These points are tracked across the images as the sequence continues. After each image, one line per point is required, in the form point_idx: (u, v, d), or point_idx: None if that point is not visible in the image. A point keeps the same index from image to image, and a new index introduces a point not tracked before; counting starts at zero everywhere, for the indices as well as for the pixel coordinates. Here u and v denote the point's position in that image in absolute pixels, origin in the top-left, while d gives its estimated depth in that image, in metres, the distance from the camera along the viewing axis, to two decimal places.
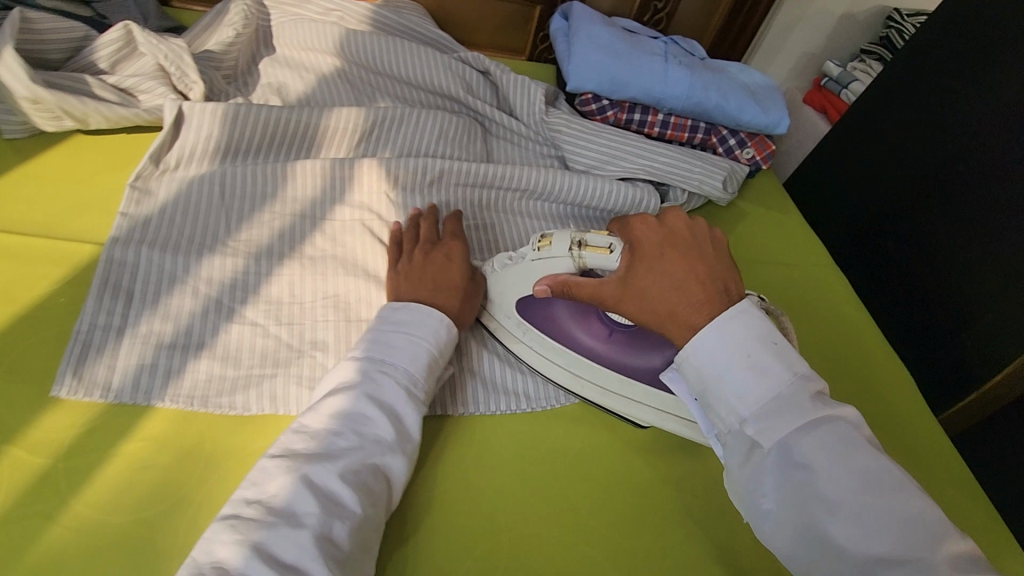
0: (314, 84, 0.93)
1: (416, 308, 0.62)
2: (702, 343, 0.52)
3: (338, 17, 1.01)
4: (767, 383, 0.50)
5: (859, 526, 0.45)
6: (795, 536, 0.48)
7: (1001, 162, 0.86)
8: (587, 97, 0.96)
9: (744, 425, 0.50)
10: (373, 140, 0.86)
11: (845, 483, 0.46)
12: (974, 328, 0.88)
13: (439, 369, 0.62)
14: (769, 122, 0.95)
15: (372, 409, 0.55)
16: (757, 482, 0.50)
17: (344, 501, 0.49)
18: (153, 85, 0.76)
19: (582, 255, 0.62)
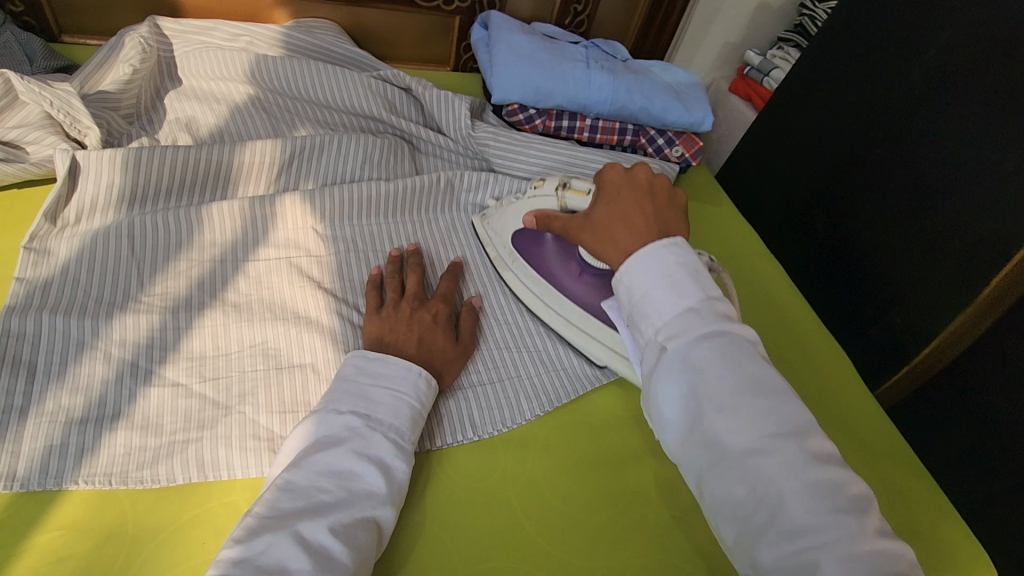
0: (228, 116, 0.89)
1: (394, 360, 0.60)
2: (634, 263, 0.55)
3: (247, 43, 0.96)
4: (682, 297, 0.52)
5: (739, 419, 0.46)
6: (688, 442, 0.48)
7: (913, 144, 0.89)
8: (513, 107, 0.95)
9: (658, 334, 0.52)
10: (294, 170, 0.82)
11: (733, 382, 0.47)
12: (904, 305, 0.91)
13: (423, 422, 0.60)
14: (693, 120, 0.96)
15: (361, 463, 0.52)
16: (661, 393, 0.50)
17: (336, 559, 0.46)
18: (43, 136, 0.73)
19: (564, 195, 0.74)
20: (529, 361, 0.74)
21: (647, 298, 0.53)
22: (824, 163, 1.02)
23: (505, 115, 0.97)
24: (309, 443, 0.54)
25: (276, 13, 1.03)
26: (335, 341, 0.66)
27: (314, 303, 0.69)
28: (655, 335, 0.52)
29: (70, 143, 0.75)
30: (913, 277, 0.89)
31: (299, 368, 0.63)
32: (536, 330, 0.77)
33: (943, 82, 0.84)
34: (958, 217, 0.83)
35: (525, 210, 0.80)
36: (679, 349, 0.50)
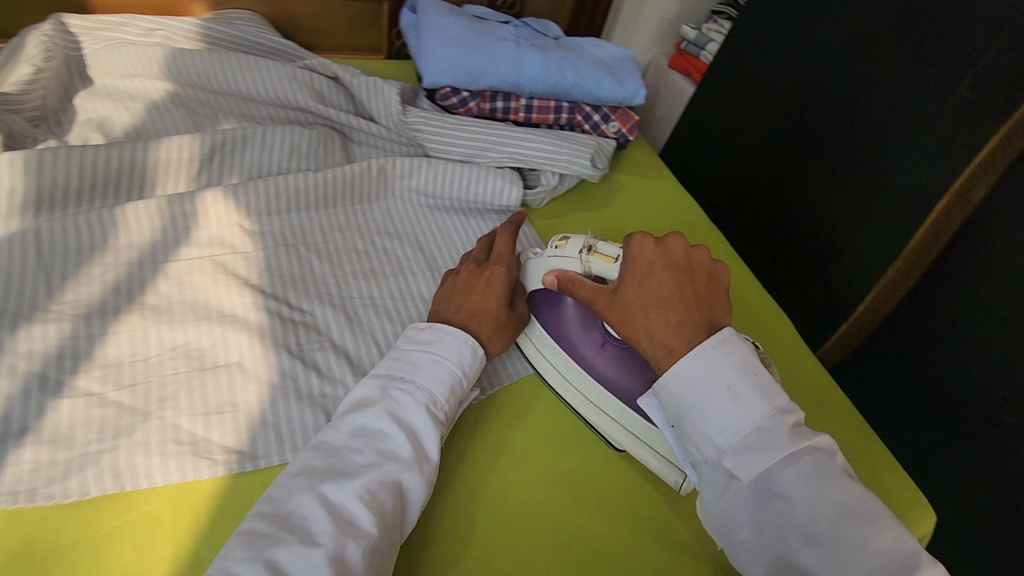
0: (145, 114, 0.85)
1: (444, 330, 0.63)
2: (684, 378, 0.54)
3: (161, 37, 0.92)
4: (749, 417, 0.52)
5: (830, 556, 0.48)
6: (770, 563, 0.52)
7: (840, 106, 0.90)
8: (445, 91, 0.94)
9: (723, 457, 0.52)
10: (217, 166, 0.79)
11: (820, 515, 0.49)
12: (838, 265, 0.93)
13: (463, 390, 0.61)
14: (626, 94, 0.96)
15: (393, 425, 0.54)
16: (734, 514, 0.52)
17: (356, 521, 0.48)
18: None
19: (589, 259, 0.66)
20: None
21: (708, 416, 0.53)
22: (758, 131, 1.03)
23: (438, 99, 0.96)
24: (349, 407, 0.57)
25: (193, 6, 0.99)
26: (264, 337, 0.64)
27: (240, 300, 0.67)
28: (721, 458, 0.52)
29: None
30: (846, 238, 0.91)
31: (224, 368, 0.61)
32: None
33: (863, 44, 0.86)
34: (883, 177, 0.85)
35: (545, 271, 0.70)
36: (752, 475, 0.51)
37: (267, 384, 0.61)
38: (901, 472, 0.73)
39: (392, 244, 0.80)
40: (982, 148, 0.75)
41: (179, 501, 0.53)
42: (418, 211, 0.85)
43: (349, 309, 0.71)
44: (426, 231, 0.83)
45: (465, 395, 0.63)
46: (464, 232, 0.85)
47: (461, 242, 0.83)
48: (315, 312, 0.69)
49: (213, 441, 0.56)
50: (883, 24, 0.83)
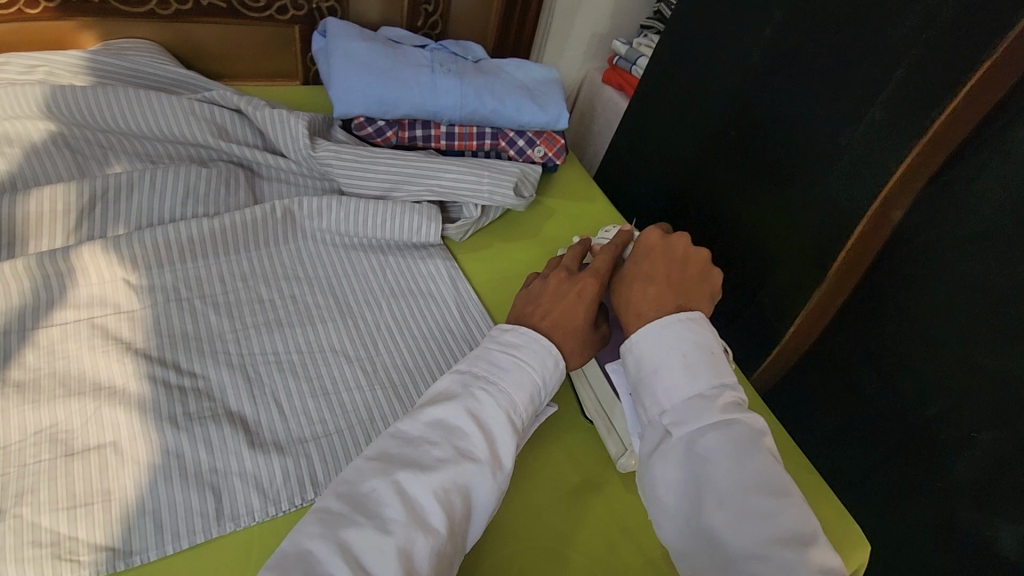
0: (24, 159, 0.78)
1: (536, 340, 0.59)
2: (648, 336, 0.57)
3: (44, 72, 0.84)
4: (694, 382, 0.53)
5: (738, 520, 0.46)
6: (687, 532, 0.49)
7: (762, 123, 0.89)
8: (360, 121, 0.89)
9: (664, 415, 0.53)
10: (101, 215, 0.72)
11: (740, 478, 0.48)
12: (768, 284, 0.92)
13: (542, 399, 0.58)
14: (549, 119, 0.92)
15: (472, 424, 0.52)
16: (660, 475, 0.51)
17: (428, 520, 0.46)
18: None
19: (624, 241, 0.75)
20: (383, 398, 0.67)
21: (656, 375, 0.55)
22: (687, 151, 1.02)
23: (353, 128, 0.91)
24: (429, 396, 0.55)
25: (83, 37, 0.91)
26: (146, 410, 0.58)
27: (120, 368, 0.61)
28: (663, 417, 0.53)
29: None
30: (773, 257, 0.90)
31: (95, 450, 0.55)
32: (394, 352, 0.71)
33: (780, 61, 0.85)
34: (806, 195, 0.85)
35: None
36: (686, 434, 0.51)
37: (147, 465, 0.55)
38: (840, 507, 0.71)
39: (302, 290, 0.75)
40: (897, 168, 0.75)
41: None
42: (331, 252, 0.80)
43: (248, 368, 0.66)
44: (341, 273, 0.78)
45: (541, 408, 0.59)
46: (383, 272, 0.80)
47: (377, 282, 0.78)
48: (209, 375, 0.64)
49: (79, 538, 0.50)
50: (798, 41, 0.82)
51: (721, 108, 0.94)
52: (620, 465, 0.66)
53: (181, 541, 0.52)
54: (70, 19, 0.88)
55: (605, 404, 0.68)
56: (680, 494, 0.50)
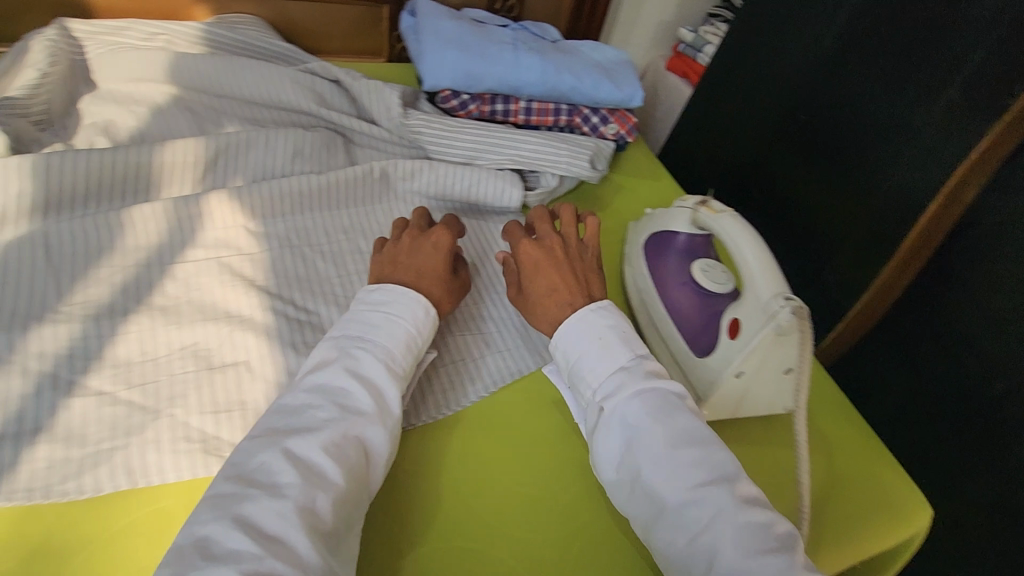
0: (150, 117, 0.86)
1: (397, 290, 0.63)
2: (568, 330, 0.64)
3: (165, 41, 0.93)
4: (613, 359, 0.60)
5: (671, 470, 0.53)
6: (634, 495, 0.55)
7: (831, 106, 0.92)
8: (445, 93, 0.95)
9: (596, 395, 0.60)
10: (221, 169, 0.80)
11: (666, 436, 0.54)
12: (835, 263, 0.95)
13: (421, 349, 0.62)
14: (624, 96, 0.97)
15: (353, 379, 0.55)
16: (604, 449, 0.57)
17: (322, 474, 0.49)
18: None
19: (698, 211, 0.76)
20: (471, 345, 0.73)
21: (582, 360, 0.62)
22: (753, 135, 1.05)
23: (439, 101, 0.97)
24: (308, 366, 0.57)
25: (196, 11, 1.00)
26: (271, 337, 0.65)
27: (246, 301, 0.68)
28: (595, 398, 0.60)
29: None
30: (838, 236, 0.93)
31: (232, 367, 0.62)
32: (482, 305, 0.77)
33: (852, 45, 0.88)
34: (874, 177, 0.87)
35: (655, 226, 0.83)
36: (612, 408, 0.58)
37: (275, 383, 0.62)
38: (900, 472, 0.73)
39: None
40: (973, 149, 0.76)
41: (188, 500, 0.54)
42: None
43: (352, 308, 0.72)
44: None
45: (424, 352, 0.64)
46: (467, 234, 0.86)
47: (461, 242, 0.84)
48: (320, 312, 0.70)
49: (222, 439, 0.57)
50: (872, 25, 0.85)
51: (792, 92, 0.98)
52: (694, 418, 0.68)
53: None
54: None
55: (679, 358, 0.73)
56: (618, 463, 0.56)
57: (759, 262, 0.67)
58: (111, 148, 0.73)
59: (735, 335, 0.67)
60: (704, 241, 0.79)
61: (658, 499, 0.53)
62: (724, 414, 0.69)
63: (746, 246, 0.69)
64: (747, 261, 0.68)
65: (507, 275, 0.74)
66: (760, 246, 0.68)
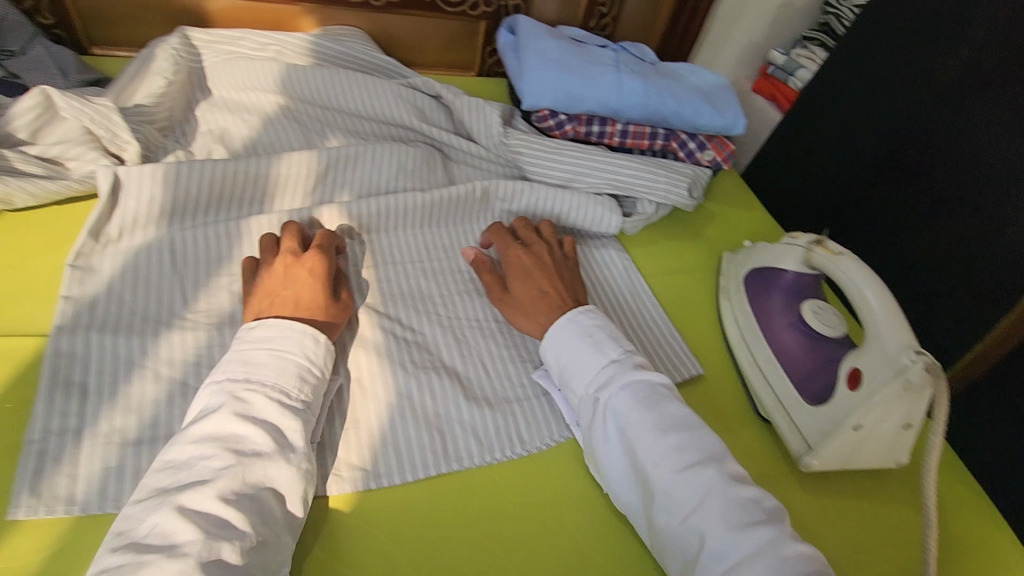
0: (260, 127, 0.88)
1: (275, 322, 0.59)
2: (560, 330, 0.68)
3: (275, 52, 0.95)
4: (603, 355, 0.65)
5: (666, 454, 0.57)
6: (635, 482, 0.59)
7: (941, 143, 0.91)
8: (543, 113, 0.94)
9: (590, 389, 0.64)
10: (329, 182, 0.81)
11: (655, 422, 0.59)
12: (942, 307, 0.95)
13: (321, 381, 0.59)
14: (726, 123, 0.95)
15: (246, 422, 0.52)
16: (602, 440, 0.61)
17: (227, 523, 0.47)
18: (82, 153, 0.70)
19: (814, 250, 0.73)
20: None
21: (573, 358, 0.66)
22: (851, 167, 1.03)
23: (534, 120, 0.96)
24: (195, 414, 0.54)
25: (302, 21, 1.02)
26: (382, 357, 0.66)
27: (357, 317, 0.69)
28: (587, 392, 0.64)
29: (111, 159, 0.71)
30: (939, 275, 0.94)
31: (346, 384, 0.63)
32: None
33: (973, 82, 0.87)
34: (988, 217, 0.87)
35: (761, 261, 0.80)
36: (605, 401, 0.62)
37: (387, 403, 0.63)
38: (1011, 535, 0.70)
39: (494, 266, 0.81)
40: None
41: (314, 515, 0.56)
42: None
43: (453, 329, 0.72)
44: None
45: (330, 371, 0.61)
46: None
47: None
48: (425, 331, 0.71)
49: (339, 457, 0.59)
50: (993, 66, 0.85)
51: (896, 127, 0.96)
52: (801, 465, 0.66)
53: (419, 471, 0.60)
54: (297, 4, 0.99)
55: (785, 401, 0.70)
56: (613, 454, 0.60)
57: (882, 307, 0.65)
58: (234, 158, 0.75)
59: (855, 386, 0.65)
60: (812, 281, 0.76)
61: (648, 481, 0.57)
62: (834, 463, 0.66)
63: (869, 287, 0.66)
64: (868, 304, 0.66)
65: (487, 279, 0.76)
66: (883, 287, 0.66)
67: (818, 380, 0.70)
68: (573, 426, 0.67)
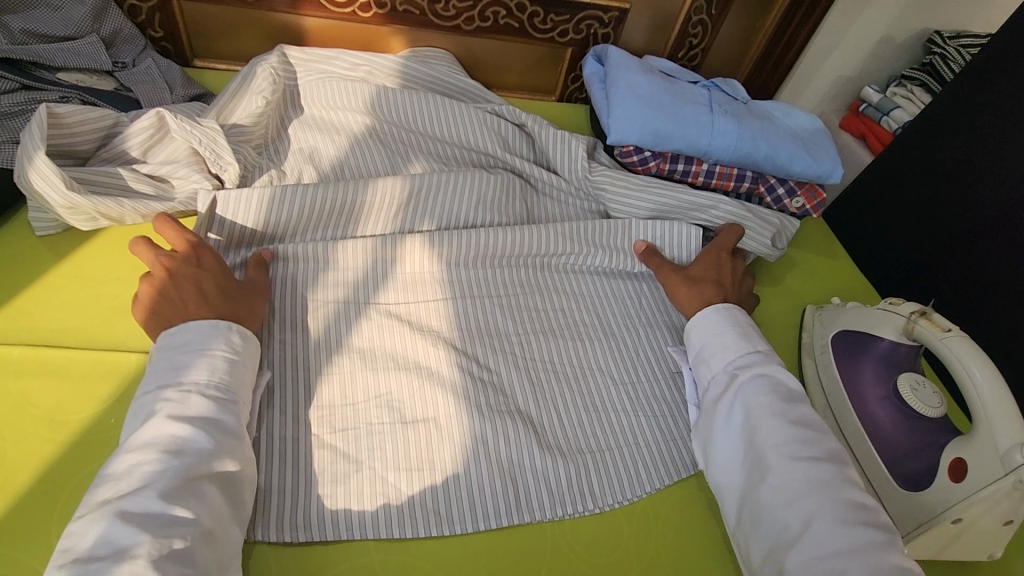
0: (346, 148, 0.89)
1: (194, 325, 0.58)
2: (717, 313, 0.72)
3: (365, 72, 0.96)
4: (754, 342, 0.68)
5: (786, 443, 0.59)
6: (743, 464, 0.60)
7: None
8: (628, 148, 0.92)
9: (732, 367, 0.66)
10: (412, 211, 0.81)
11: (788, 414, 0.61)
12: None
13: (251, 371, 0.59)
14: (821, 171, 0.91)
15: (183, 424, 0.51)
16: (726, 417, 0.63)
17: (176, 520, 0.46)
18: (188, 173, 0.74)
19: (916, 322, 0.69)
20: (647, 426, 0.70)
21: (721, 337, 0.69)
22: (929, 223, 0.97)
23: (617, 155, 0.94)
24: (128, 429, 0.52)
25: (392, 42, 1.03)
26: (460, 398, 0.66)
27: (435, 353, 0.69)
28: (728, 367, 0.67)
29: (211, 179, 0.75)
30: None
31: (422, 423, 0.63)
32: (653, 386, 0.74)
33: None
34: None
35: (855, 322, 0.76)
36: (741, 381, 0.64)
37: (462, 446, 0.63)
38: None
39: (569, 305, 0.80)
40: None
41: (390, 558, 0.56)
42: (596, 280, 0.83)
43: (528, 371, 0.71)
44: (604, 293, 0.82)
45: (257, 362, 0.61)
46: (640, 297, 0.83)
47: (636, 305, 0.82)
48: (501, 372, 0.70)
49: (415, 498, 0.59)
50: None
51: (1000, 187, 0.87)
52: None
53: (491, 523, 0.59)
54: (388, 25, 1.00)
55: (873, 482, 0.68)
56: (726, 430, 0.62)
57: (991, 394, 0.61)
58: (324, 184, 0.76)
59: (958, 479, 0.61)
60: (911, 353, 0.72)
61: (759, 457, 0.59)
62: (926, 555, 0.62)
63: (981, 372, 0.61)
64: (977, 389, 0.61)
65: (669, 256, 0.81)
66: (994, 372, 0.62)
67: (917, 462, 0.66)
68: (691, 403, 0.70)
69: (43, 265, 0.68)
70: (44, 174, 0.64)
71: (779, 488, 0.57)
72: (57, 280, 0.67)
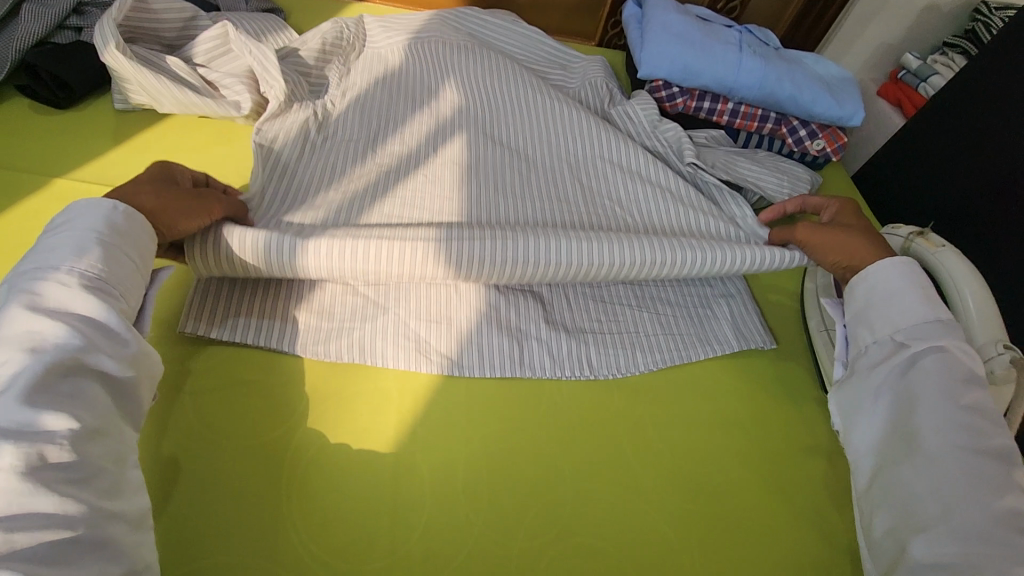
0: (383, 84, 0.90)
1: (74, 204, 0.53)
2: (884, 270, 0.65)
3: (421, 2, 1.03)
4: (931, 309, 0.62)
5: (930, 421, 0.56)
6: (883, 441, 0.59)
7: None
8: (658, 84, 0.98)
9: (896, 333, 0.62)
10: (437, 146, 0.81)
11: (958, 398, 0.56)
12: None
13: (135, 262, 0.53)
14: (843, 114, 0.95)
15: (37, 313, 0.45)
16: (882, 386, 0.61)
17: (53, 423, 0.41)
18: (233, 84, 0.82)
19: (912, 241, 0.72)
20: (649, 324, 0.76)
21: (895, 300, 0.63)
22: (951, 176, 1.00)
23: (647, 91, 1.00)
24: None
25: None
26: None
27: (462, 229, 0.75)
28: (894, 334, 0.62)
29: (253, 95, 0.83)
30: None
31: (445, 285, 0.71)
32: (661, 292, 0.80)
33: None
34: None
35: None
36: (910, 354, 0.60)
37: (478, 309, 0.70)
38: None
39: None
40: None
41: (404, 383, 0.65)
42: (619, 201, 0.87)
43: None
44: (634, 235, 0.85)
45: (150, 255, 0.55)
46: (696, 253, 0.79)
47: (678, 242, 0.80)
48: None
49: (431, 344, 0.67)
50: None
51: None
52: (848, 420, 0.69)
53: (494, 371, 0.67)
54: None
55: None
56: (874, 404, 0.61)
57: (980, 305, 0.64)
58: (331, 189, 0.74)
59: None
60: None
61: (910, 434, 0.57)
62: None
63: (973, 295, 0.65)
64: (966, 308, 0.65)
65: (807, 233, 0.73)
66: (983, 290, 0.66)
67: None
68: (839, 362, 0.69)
69: (133, 129, 0.79)
70: (104, 36, 0.74)
71: (912, 471, 0.55)
72: (141, 143, 0.78)
